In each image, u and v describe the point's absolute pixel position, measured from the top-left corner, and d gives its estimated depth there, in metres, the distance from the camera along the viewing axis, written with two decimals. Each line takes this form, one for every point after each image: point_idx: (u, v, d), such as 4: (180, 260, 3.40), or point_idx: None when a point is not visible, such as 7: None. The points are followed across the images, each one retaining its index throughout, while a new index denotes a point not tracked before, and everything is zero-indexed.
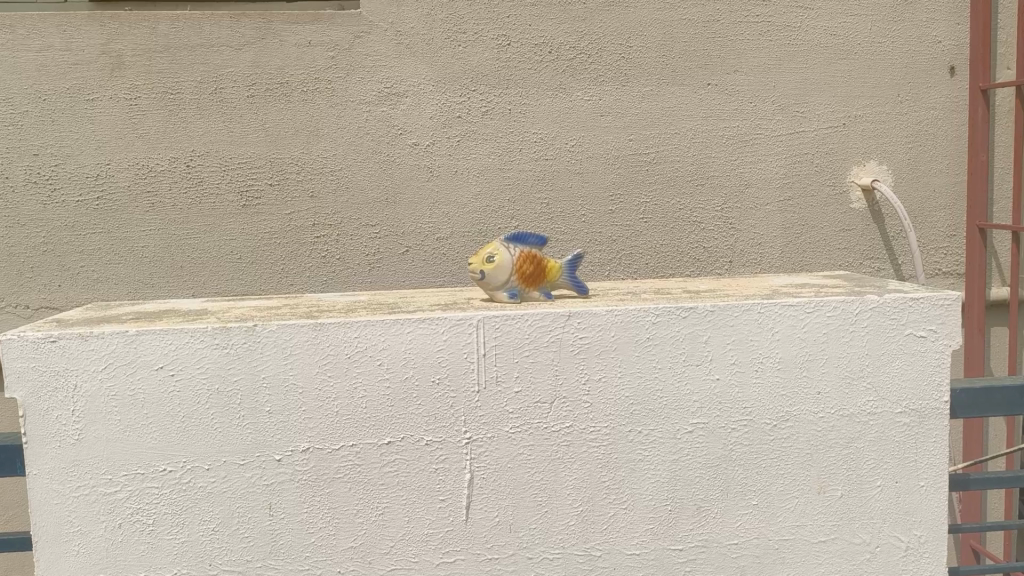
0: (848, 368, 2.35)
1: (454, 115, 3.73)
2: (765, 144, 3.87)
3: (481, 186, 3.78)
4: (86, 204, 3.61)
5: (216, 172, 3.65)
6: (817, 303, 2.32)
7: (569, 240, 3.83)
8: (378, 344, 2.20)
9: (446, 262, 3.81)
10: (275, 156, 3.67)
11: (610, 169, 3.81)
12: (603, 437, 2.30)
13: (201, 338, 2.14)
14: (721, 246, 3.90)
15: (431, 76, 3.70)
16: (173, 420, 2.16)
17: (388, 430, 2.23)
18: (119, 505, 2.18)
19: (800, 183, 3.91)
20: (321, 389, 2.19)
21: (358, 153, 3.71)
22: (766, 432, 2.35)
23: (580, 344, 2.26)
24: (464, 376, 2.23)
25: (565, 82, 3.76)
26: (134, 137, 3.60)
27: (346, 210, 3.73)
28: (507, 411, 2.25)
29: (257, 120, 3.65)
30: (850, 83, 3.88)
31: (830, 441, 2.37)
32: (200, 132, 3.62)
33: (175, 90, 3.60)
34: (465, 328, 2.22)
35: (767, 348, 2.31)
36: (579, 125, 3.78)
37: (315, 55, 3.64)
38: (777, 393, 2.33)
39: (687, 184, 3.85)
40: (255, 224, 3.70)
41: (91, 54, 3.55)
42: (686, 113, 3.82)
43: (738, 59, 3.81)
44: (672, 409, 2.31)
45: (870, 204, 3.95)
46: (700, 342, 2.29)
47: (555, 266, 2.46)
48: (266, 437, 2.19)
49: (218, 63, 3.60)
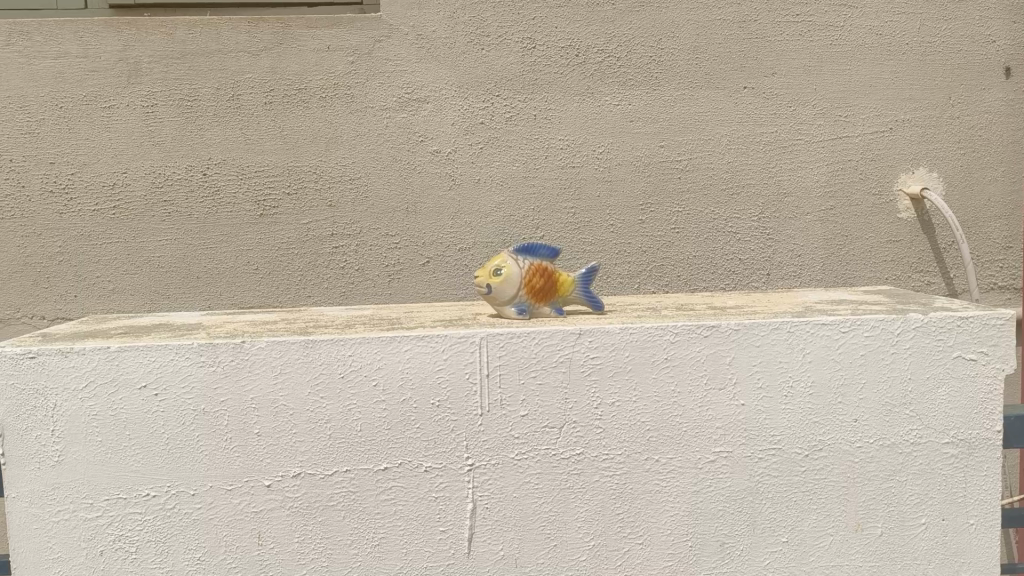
0: (889, 394, 2.14)
1: (477, 121, 3.57)
2: (805, 151, 3.61)
3: (503, 195, 3.59)
4: (103, 213, 3.52)
5: (232, 180, 3.53)
6: (854, 322, 2.12)
7: (596, 252, 3.61)
8: (374, 362, 2.05)
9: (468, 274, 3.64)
10: (293, 165, 3.55)
11: (640, 176, 3.60)
12: (616, 466, 2.12)
13: (186, 355, 2.02)
14: (758, 258, 3.65)
15: (452, 81, 3.54)
16: (157, 442, 2.04)
17: (385, 455, 2.08)
18: (100, 532, 2.05)
19: (843, 192, 3.63)
20: (313, 411, 2.05)
21: (378, 161, 3.56)
22: (797, 463, 2.15)
23: (591, 364, 2.09)
24: (466, 399, 2.08)
25: (593, 86, 3.56)
26: (151, 145, 3.50)
27: (365, 220, 3.58)
28: (513, 436, 2.09)
29: (275, 127, 3.53)
30: (898, 85, 3.59)
31: (868, 473, 2.17)
32: (217, 140, 3.52)
33: (192, 97, 3.49)
34: (467, 347, 2.07)
35: (798, 370, 2.12)
36: (607, 131, 3.58)
37: (335, 60, 3.51)
38: (809, 420, 2.14)
39: (721, 192, 3.61)
40: (273, 234, 3.57)
41: (109, 61, 3.46)
42: (721, 118, 3.58)
43: (777, 60, 3.56)
44: (692, 436, 2.12)
45: (920, 214, 3.65)
46: (723, 363, 2.11)
47: (567, 279, 2.29)
48: (256, 462, 2.06)
49: (235, 69, 3.49)
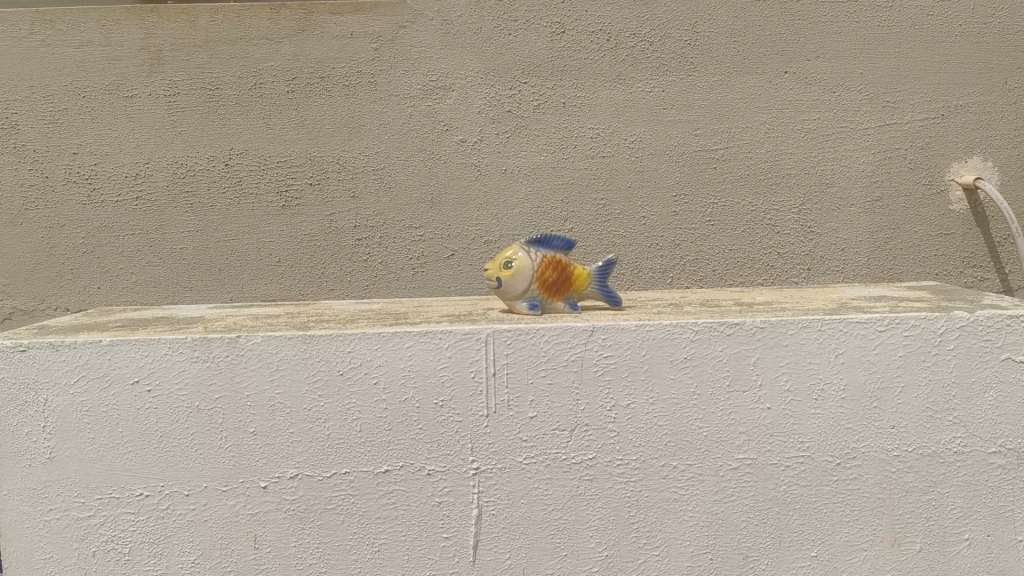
0: (930, 399, 1.97)
1: (503, 109, 3.26)
2: (851, 139, 3.31)
3: (532, 186, 3.28)
4: (125, 205, 3.26)
5: (254, 171, 3.26)
6: (892, 321, 1.95)
7: (628, 246, 3.31)
8: (374, 359, 1.95)
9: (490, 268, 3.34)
10: (315, 154, 3.26)
11: (673, 167, 3.29)
12: (631, 472, 1.99)
13: (180, 350, 1.93)
14: (799, 252, 3.34)
15: (479, 67, 3.24)
16: (150, 440, 1.95)
17: (385, 457, 1.97)
18: (93, 532, 1.98)
19: (890, 182, 3.33)
20: (310, 410, 1.95)
21: (401, 150, 3.26)
22: (827, 472, 1.99)
23: (604, 364, 1.96)
24: (471, 398, 1.96)
25: (625, 72, 3.25)
26: (173, 135, 3.24)
27: (388, 212, 3.28)
28: (521, 440, 1.97)
29: (297, 116, 3.25)
30: (950, 68, 3.29)
31: (906, 485, 2.00)
32: (239, 129, 3.25)
33: (214, 86, 3.23)
34: (472, 344, 1.95)
35: (829, 373, 1.96)
36: (639, 119, 3.27)
37: (357, 47, 3.23)
38: (841, 426, 1.98)
39: (759, 182, 3.31)
40: (295, 226, 3.28)
41: (131, 49, 3.21)
42: (760, 104, 3.28)
43: (820, 43, 3.26)
44: (713, 442, 1.98)
45: (974, 206, 3.33)
46: (748, 364, 1.96)
47: (583, 273, 2.15)
48: (251, 462, 1.96)
49: (258, 57, 3.23)
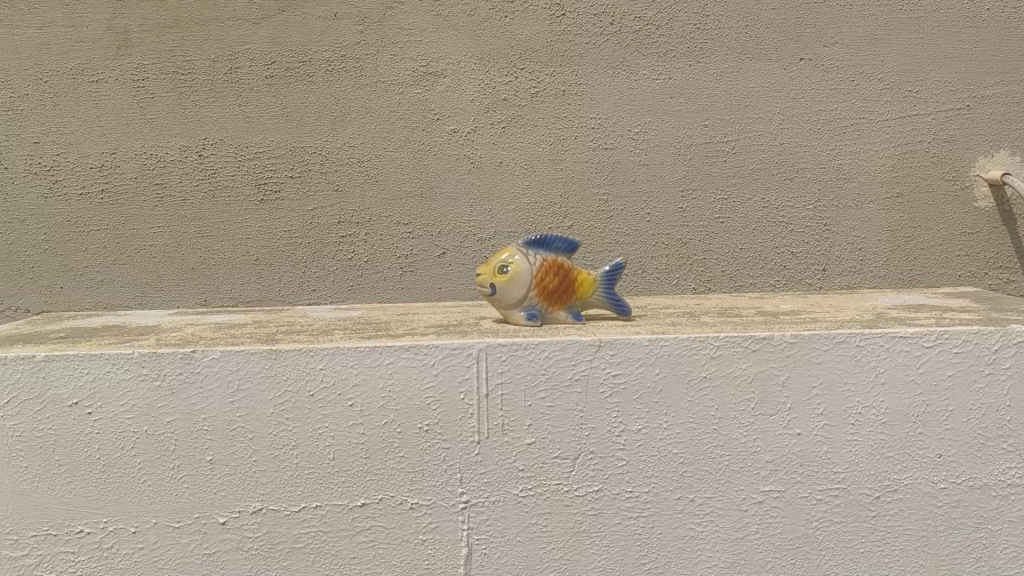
0: (981, 425, 1.73)
1: (499, 97, 2.81)
2: (870, 130, 2.91)
3: (529, 180, 2.84)
4: (90, 198, 2.75)
5: (230, 164, 2.76)
6: (940, 337, 1.71)
7: (631, 245, 2.89)
8: (350, 378, 1.70)
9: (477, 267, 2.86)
10: (297, 144, 2.77)
11: (681, 160, 2.88)
12: (642, 506, 1.74)
13: (125, 367, 1.68)
14: (814, 252, 2.93)
15: (472, 51, 2.79)
16: (91, 470, 1.71)
17: (362, 489, 1.73)
18: (29, 573, 1.74)
19: (912, 178, 2.93)
20: (276, 436, 1.71)
21: (389, 141, 2.80)
22: (865, 507, 1.75)
23: (613, 384, 1.71)
24: (460, 423, 1.72)
25: (630, 58, 2.84)
26: (142, 122, 2.74)
27: (375, 206, 2.81)
28: (517, 470, 1.73)
29: (276, 103, 2.76)
30: (975, 54, 2.89)
31: (953, 522, 1.75)
32: (213, 116, 2.75)
33: (187, 71, 2.73)
34: (462, 361, 1.70)
35: (868, 395, 1.72)
36: (644, 108, 2.85)
37: (341, 29, 2.76)
38: (880, 454, 1.73)
39: (772, 177, 2.90)
40: (274, 223, 2.79)
41: (96, 30, 2.71)
42: (774, 93, 2.88)
43: (839, 28, 2.87)
44: (736, 473, 1.74)
45: (1000, 203, 2.95)
46: (775, 385, 1.72)
47: (589, 279, 1.91)
48: (208, 495, 1.72)
49: (234, 40, 2.73)
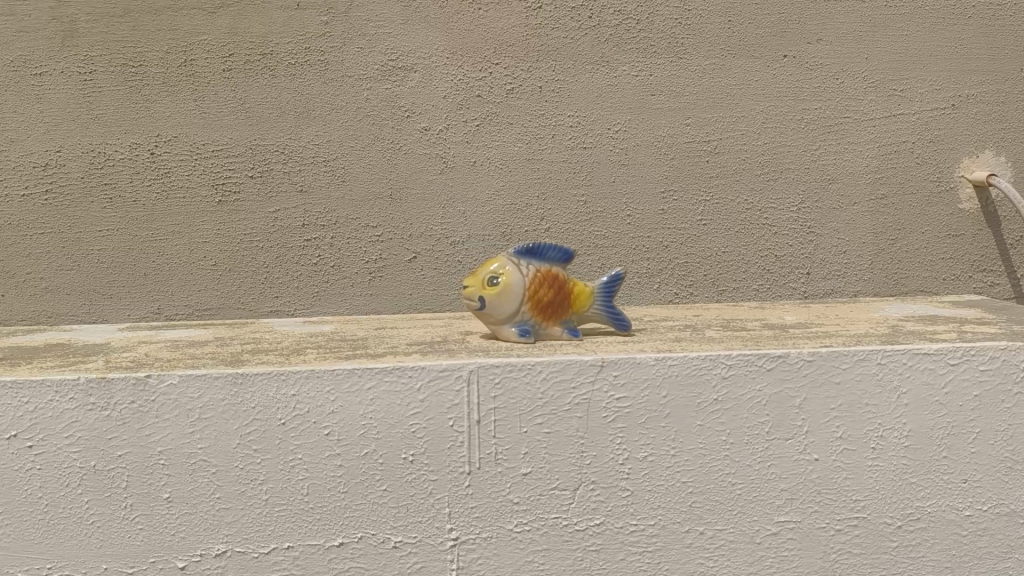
0: (1009, 448, 1.60)
1: (472, 93, 2.50)
2: (854, 131, 2.57)
3: (504, 181, 2.53)
4: (33, 200, 2.46)
5: (185, 162, 2.47)
6: (966, 352, 1.58)
7: (611, 249, 2.57)
8: (326, 405, 1.53)
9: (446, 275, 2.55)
10: (258, 142, 2.48)
11: (661, 160, 2.55)
12: (647, 540, 1.60)
13: (70, 395, 1.49)
14: (797, 255, 2.60)
15: (445, 45, 2.48)
16: (33, 510, 1.52)
17: (340, 527, 1.56)
18: None
19: (897, 179, 2.60)
20: (243, 470, 1.53)
21: (356, 139, 2.49)
22: (886, 537, 1.62)
23: (616, 409, 1.56)
24: (449, 452, 1.55)
25: (609, 53, 2.51)
26: (88, 117, 2.45)
27: (342, 208, 2.51)
28: (511, 503, 1.58)
29: (235, 98, 2.46)
30: (961, 50, 2.57)
31: (979, 552, 1.63)
32: (167, 112, 2.46)
33: (138, 64, 2.44)
34: (451, 384, 1.54)
35: (891, 417, 1.59)
36: (624, 107, 2.53)
37: (305, 20, 2.44)
38: (902, 481, 1.61)
39: (756, 178, 2.57)
40: (233, 225, 2.50)
41: (39, 19, 2.41)
42: (756, 91, 2.54)
43: (823, 23, 2.53)
44: (749, 503, 1.60)
45: (984, 206, 2.62)
46: (791, 407, 1.58)
47: (586, 290, 1.76)
48: (166, 536, 1.54)
49: (188, 30, 2.44)
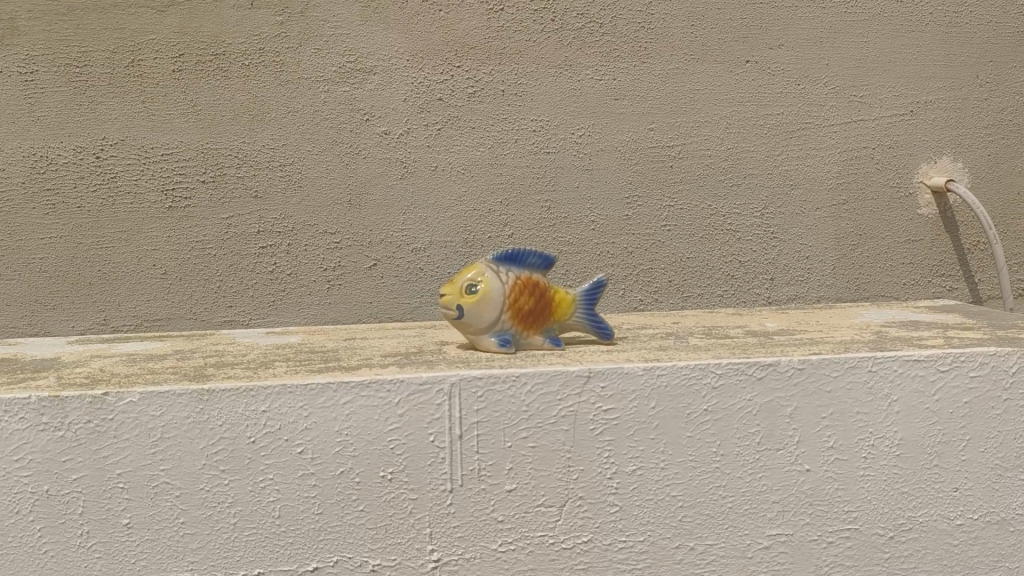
0: (999, 455, 1.58)
1: (433, 96, 2.40)
2: (816, 136, 2.52)
3: (466, 187, 2.44)
4: None
5: (134, 167, 2.34)
6: (956, 360, 1.55)
7: (575, 256, 2.49)
8: (297, 422, 1.43)
9: (407, 284, 2.45)
10: (211, 145, 2.36)
11: (625, 165, 2.47)
12: (636, 558, 1.54)
13: (20, 415, 1.38)
14: (761, 261, 2.55)
15: (405, 46, 2.38)
16: None
17: (314, 550, 1.47)
18: None
19: (858, 185, 2.55)
20: (209, 492, 1.43)
21: (314, 144, 2.38)
22: (878, 548, 1.58)
23: (604, 421, 1.50)
24: (430, 470, 1.47)
25: (572, 57, 2.43)
26: (29, 119, 2.31)
27: (300, 214, 2.40)
28: (496, 522, 1.50)
29: (186, 99, 2.34)
30: (921, 58, 2.53)
31: (971, 561, 1.60)
32: (115, 113, 2.33)
33: (82, 63, 2.31)
34: (432, 398, 1.46)
35: (883, 425, 1.56)
36: (587, 111, 2.45)
37: (259, 20, 2.33)
38: (894, 490, 1.57)
39: (719, 183, 2.50)
40: (185, 232, 2.37)
41: None
42: (720, 97, 2.48)
43: (784, 28, 2.48)
44: (741, 516, 1.55)
45: (942, 211, 2.58)
46: (782, 417, 1.53)
47: (568, 298, 1.70)
48: (126, 564, 1.44)
49: (135, 29, 2.31)
